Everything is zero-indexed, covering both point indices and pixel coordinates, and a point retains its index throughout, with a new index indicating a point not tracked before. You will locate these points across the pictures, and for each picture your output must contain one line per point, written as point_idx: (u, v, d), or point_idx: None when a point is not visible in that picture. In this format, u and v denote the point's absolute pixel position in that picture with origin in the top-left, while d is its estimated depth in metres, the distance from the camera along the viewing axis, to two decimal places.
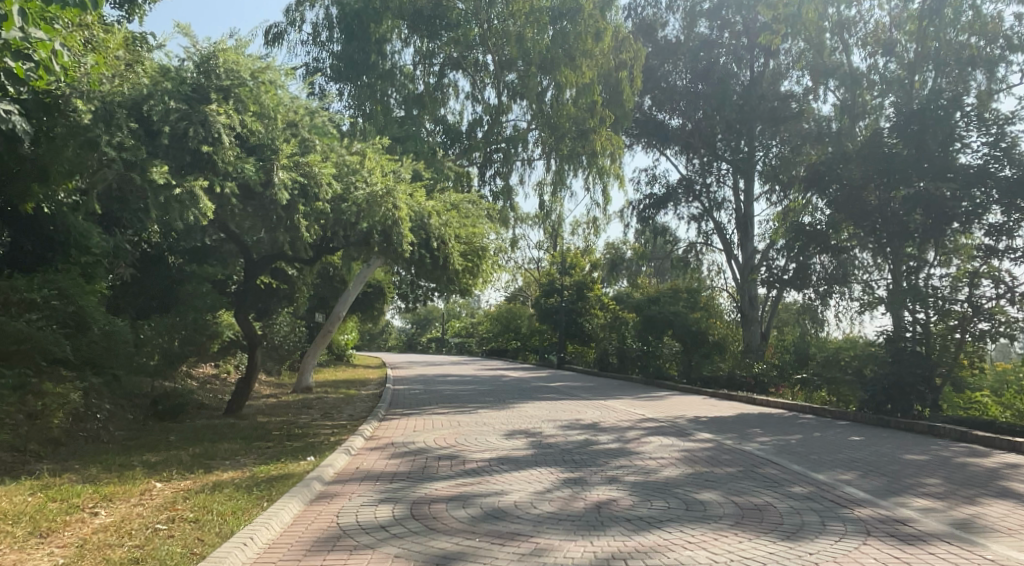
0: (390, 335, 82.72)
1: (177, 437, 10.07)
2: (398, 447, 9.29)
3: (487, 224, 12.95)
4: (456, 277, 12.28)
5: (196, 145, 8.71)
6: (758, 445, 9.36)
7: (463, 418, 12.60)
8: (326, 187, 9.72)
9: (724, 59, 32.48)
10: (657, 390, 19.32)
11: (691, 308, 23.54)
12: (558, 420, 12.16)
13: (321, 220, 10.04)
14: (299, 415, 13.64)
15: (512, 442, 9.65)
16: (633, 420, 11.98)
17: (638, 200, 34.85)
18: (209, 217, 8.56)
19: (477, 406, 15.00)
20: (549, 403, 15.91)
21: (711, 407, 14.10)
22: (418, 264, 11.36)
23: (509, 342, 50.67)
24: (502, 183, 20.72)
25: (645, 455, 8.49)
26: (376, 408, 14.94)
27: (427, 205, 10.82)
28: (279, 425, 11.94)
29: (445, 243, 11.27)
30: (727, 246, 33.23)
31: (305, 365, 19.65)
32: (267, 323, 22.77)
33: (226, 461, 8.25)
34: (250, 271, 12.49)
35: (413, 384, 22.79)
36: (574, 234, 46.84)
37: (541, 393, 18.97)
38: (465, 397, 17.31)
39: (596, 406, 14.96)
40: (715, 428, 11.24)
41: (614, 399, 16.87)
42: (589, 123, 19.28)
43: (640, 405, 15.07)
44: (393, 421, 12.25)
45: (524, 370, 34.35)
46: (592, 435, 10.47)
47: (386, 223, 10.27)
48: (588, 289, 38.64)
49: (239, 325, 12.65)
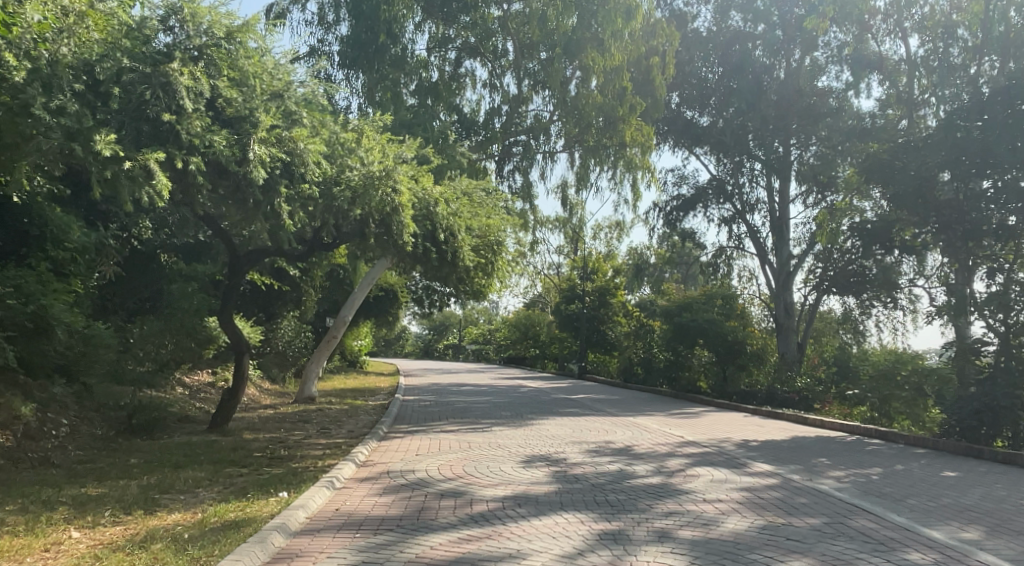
0: (407, 342, 81.44)
1: (137, 461, 8.57)
2: (394, 479, 7.67)
3: (504, 216, 11.37)
4: (468, 275, 10.73)
5: (154, 111, 7.29)
6: (834, 483, 7.62)
7: (474, 438, 10.98)
8: (313, 167, 8.20)
9: (757, 53, 30.71)
10: (692, 406, 17.57)
11: (725, 316, 21.79)
12: (584, 444, 10.50)
13: (309, 207, 8.54)
14: (291, 432, 12.10)
15: (531, 472, 8.02)
16: (673, 445, 10.26)
17: (665, 202, 33.13)
18: (165, 198, 7.14)
19: (492, 423, 13.38)
20: (573, 420, 14.24)
21: (759, 430, 12.33)
22: (424, 261, 9.84)
23: (528, 349, 49.08)
24: (523, 178, 19.20)
25: (696, 496, 6.82)
26: (379, 424, 13.37)
27: (434, 192, 9.31)
28: (263, 444, 10.42)
29: (454, 235, 9.74)
30: (761, 251, 31.34)
31: (308, 373, 18.20)
32: (270, 327, 21.40)
33: (180, 496, 6.71)
34: (234, 269, 10.99)
35: (426, 395, 21.24)
36: (595, 239, 45.14)
37: (563, 407, 17.32)
38: (480, 411, 15.70)
39: (627, 425, 13.26)
40: (772, 456, 9.50)
41: (644, 416, 15.16)
42: (617, 109, 17.57)
43: (676, 425, 13.35)
44: (395, 442, 10.67)
45: (544, 380, 32.70)
46: (626, 464, 8.81)
47: (385, 211, 8.78)
48: (611, 295, 36.94)
49: (224, 330, 11.12)
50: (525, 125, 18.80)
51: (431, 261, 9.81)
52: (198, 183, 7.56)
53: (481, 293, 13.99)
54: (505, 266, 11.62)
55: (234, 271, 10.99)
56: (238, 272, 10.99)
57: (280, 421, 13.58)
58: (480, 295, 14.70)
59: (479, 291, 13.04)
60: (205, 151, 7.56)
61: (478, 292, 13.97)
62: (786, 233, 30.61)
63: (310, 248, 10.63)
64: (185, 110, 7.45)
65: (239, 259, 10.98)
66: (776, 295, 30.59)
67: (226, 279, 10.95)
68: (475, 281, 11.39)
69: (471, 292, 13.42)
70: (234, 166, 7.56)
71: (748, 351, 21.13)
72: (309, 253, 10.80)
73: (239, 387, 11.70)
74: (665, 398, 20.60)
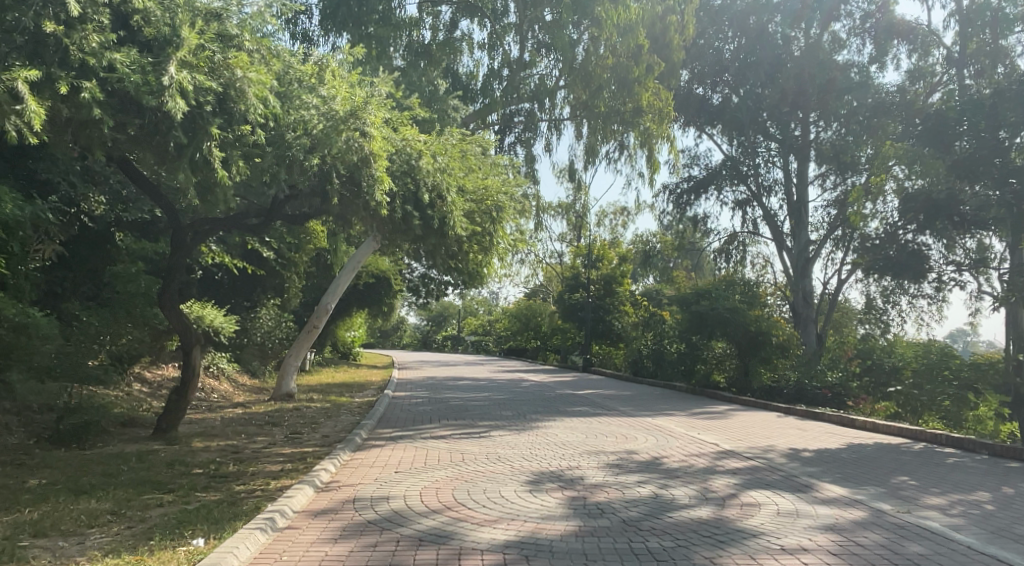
0: (405, 333, 79.67)
1: (35, 484, 6.68)
2: (359, 513, 5.78)
3: (504, 181, 9.48)
4: (460, 248, 8.81)
5: (34, 20, 5.39)
6: (941, 517, 5.77)
7: (469, 448, 9.11)
8: (256, 105, 6.23)
9: (774, 27, 28.89)
10: (714, 403, 15.75)
11: (748, 305, 19.87)
12: (602, 456, 8.65)
13: (254, 159, 6.64)
14: (253, 439, 10.22)
15: (540, 500, 6.14)
16: (711, 459, 8.40)
17: (675, 184, 31.22)
18: (42, 132, 5.17)
19: (490, 426, 11.52)
20: (585, 422, 12.36)
21: (807, 437, 10.46)
22: (404, 231, 7.92)
23: (529, 341, 47.31)
24: (525, 150, 17.29)
25: (768, 542, 4.96)
26: (361, 426, 11.50)
27: (416, 140, 7.43)
28: (210, 457, 8.53)
29: (442, 196, 7.85)
30: (778, 236, 29.49)
31: (286, 367, 16.30)
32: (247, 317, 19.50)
33: (58, 545, 4.80)
34: (176, 245, 9.02)
35: (418, 390, 19.42)
36: (599, 226, 43.20)
37: (570, 405, 15.45)
38: (478, 411, 13.82)
39: (647, 429, 11.40)
40: (839, 475, 7.62)
41: (665, 417, 13.29)
42: (632, 70, 15.55)
43: (704, 429, 11.50)
44: (373, 453, 8.78)
45: (546, 374, 30.87)
46: (662, 486, 6.95)
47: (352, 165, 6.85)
48: (617, 284, 35.07)
49: (168, 317, 9.19)
50: (529, 92, 16.85)
51: (414, 232, 7.89)
52: (97, 119, 5.60)
53: (477, 274, 12.16)
54: (506, 239, 9.75)
55: (176, 247, 9.03)
56: (182, 249, 9.04)
57: (244, 424, 11.72)
58: (477, 275, 12.84)
59: (473, 270, 11.13)
60: (106, 78, 5.63)
61: (474, 274, 12.14)
62: (804, 217, 28.73)
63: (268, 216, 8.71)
64: (78, 21, 5.55)
65: (182, 231, 9.04)
66: (794, 283, 28.81)
67: (167, 258, 9.01)
68: (469, 256, 9.50)
69: (465, 272, 11.53)
70: (146, 98, 5.65)
71: (773, 343, 19.21)
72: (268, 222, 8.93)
73: (189, 385, 9.81)
74: (681, 394, 18.80)
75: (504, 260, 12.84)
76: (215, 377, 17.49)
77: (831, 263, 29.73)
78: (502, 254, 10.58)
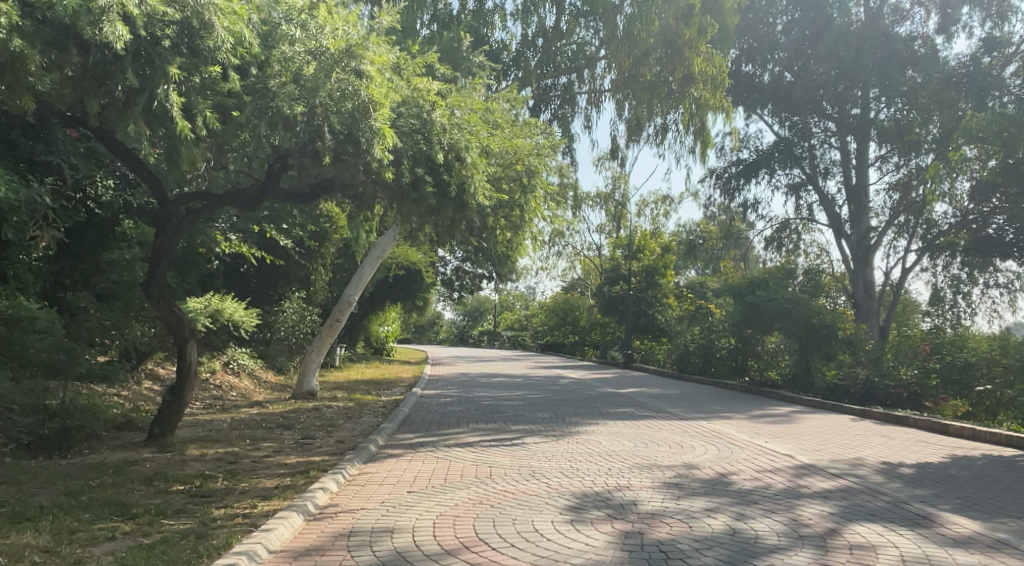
0: (441, 327, 78.89)
1: None
2: (352, 555, 4.48)
3: (534, 151, 8.16)
4: (483, 222, 7.54)
5: None
6: None
7: (499, 460, 7.79)
8: (225, 39, 4.99)
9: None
10: (776, 404, 14.13)
11: (810, 295, 18.10)
12: (657, 471, 7.22)
13: (231, 111, 5.50)
14: (257, 445, 9.07)
15: (585, 537, 4.77)
16: (792, 479, 6.92)
17: (723, 168, 29.38)
18: None
19: (524, 431, 10.18)
20: (633, 426, 10.93)
21: (898, 448, 8.86)
22: (416, 203, 6.62)
23: (567, 335, 45.85)
24: (562, 127, 15.89)
25: None
26: (381, 428, 10.30)
27: (428, 91, 6.51)
28: (199, 469, 7.39)
29: (460, 159, 6.60)
30: (835, 223, 27.50)
31: (307, 363, 15.25)
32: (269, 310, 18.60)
33: None
34: (161, 226, 7.89)
35: (449, 388, 18.22)
36: (640, 216, 41.43)
37: (614, 406, 14.02)
38: (512, 412, 12.51)
39: (705, 436, 9.91)
40: (961, 503, 6.05)
41: (722, 421, 11.77)
42: (682, 33, 13.97)
43: (772, 436, 9.96)
44: (385, 465, 7.52)
45: (585, 370, 29.43)
46: (739, 516, 5.50)
47: (350, 125, 5.58)
48: (659, 275, 33.33)
49: (156, 306, 8.09)
50: (567, 63, 15.37)
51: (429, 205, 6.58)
52: (22, 54, 4.40)
53: (507, 258, 10.84)
54: (539, 213, 8.49)
55: (162, 227, 7.90)
56: (169, 230, 7.90)
57: (254, 426, 10.63)
58: (509, 261, 11.53)
59: (500, 252, 9.86)
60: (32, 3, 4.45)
61: (504, 259, 10.84)
62: (864, 201, 26.67)
63: (265, 186, 7.56)
64: None
65: (169, 210, 7.86)
66: (853, 273, 26.90)
67: (154, 240, 7.93)
68: (494, 233, 8.24)
69: (492, 254, 10.22)
70: (84, 29, 4.44)
71: (838, 338, 17.41)
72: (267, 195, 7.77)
73: (184, 384, 8.71)
74: (735, 393, 17.19)
75: (539, 243, 11.48)
76: (234, 374, 16.57)
77: (894, 252, 27.65)
78: (534, 234, 9.31)
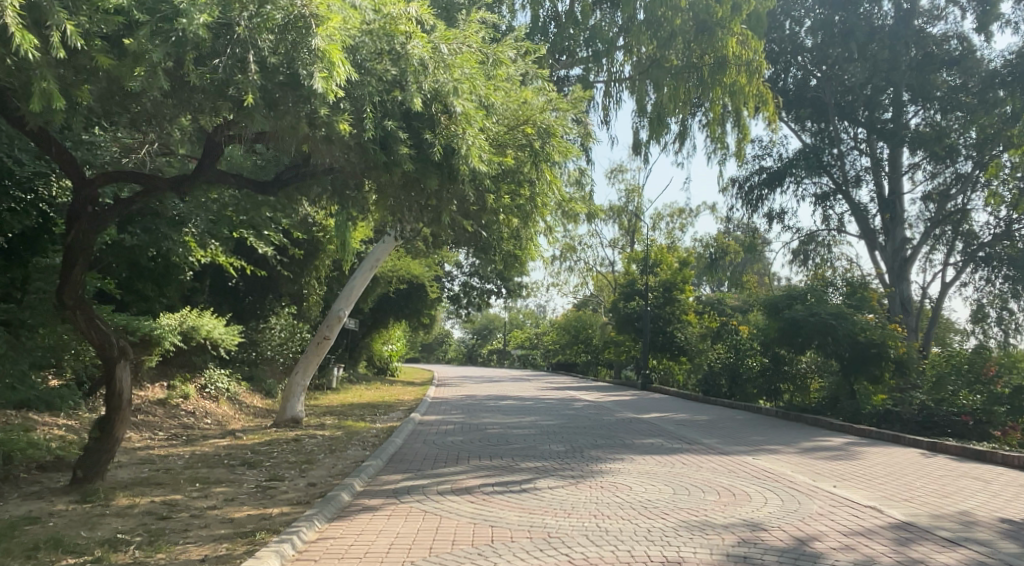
0: (450, 346, 77.38)
1: None
2: None
3: (542, 111, 7.10)
4: (476, 199, 6.75)
5: None
6: None
7: (502, 516, 6.03)
8: None
9: None
10: (825, 435, 12.27)
11: (855, 309, 16.26)
12: (712, 536, 5.43)
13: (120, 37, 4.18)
14: (207, 492, 7.33)
15: None
16: (896, 549, 5.12)
17: (745, 177, 27.75)
18: None
19: (535, 471, 8.42)
20: (665, 463, 9.14)
21: (1008, 498, 7.01)
22: (386, 168, 5.93)
23: (579, 355, 44.03)
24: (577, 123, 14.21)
25: None
26: (364, 467, 8.58)
27: (399, 19, 5.73)
28: (114, 529, 5.70)
29: (445, 112, 5.91)
30: (867, 234, 25.77)
31: (291, 387, 13.51)
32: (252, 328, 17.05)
33: None
34: (73, 218, 6.33)
35: (451, 413, 16.48)
36: (655, 230, 39.76)
37: (639, 436, 12.21)
38: (522, 445, 10.75)
39: (757, 478, 8.09)
40: None
41: (769, 457, 9.94)
42: (713, 11, 12.33)
43: (838, 479, 8.13)
44: (356, 525, 5.77)
45: (601, 391, 27.56)
46: None
47: (290, 63, 4.97)
48: (678, 291, 31.59)
49: (74, 320, 6.45)
50: (582, 50, 13.71)
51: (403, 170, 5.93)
52: None
53: (510, 263, 9.26)
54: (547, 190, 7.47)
55: (74, 220, 6.35)
56: (85, 222, 6.35)
57: (211, 463, 8.94)
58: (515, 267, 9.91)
59: (501, 246, 8.38)
60: None
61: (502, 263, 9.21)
62: (898, 210, 24.88)
63: (200, 167, 6.47)
64: None
65: (84, 197, 6.29)
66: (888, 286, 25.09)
67: (67, 235, 6.38)
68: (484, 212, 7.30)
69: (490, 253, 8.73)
70: None
71: (888, 358, 15.52)
72: (203, 177, 6.55)
73: (113, 419, 6.96)
74: (770, 419, 15.40)
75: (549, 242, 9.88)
76: (212, 399, 14.73)
77: (930, 266, 25.87)
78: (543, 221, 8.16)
